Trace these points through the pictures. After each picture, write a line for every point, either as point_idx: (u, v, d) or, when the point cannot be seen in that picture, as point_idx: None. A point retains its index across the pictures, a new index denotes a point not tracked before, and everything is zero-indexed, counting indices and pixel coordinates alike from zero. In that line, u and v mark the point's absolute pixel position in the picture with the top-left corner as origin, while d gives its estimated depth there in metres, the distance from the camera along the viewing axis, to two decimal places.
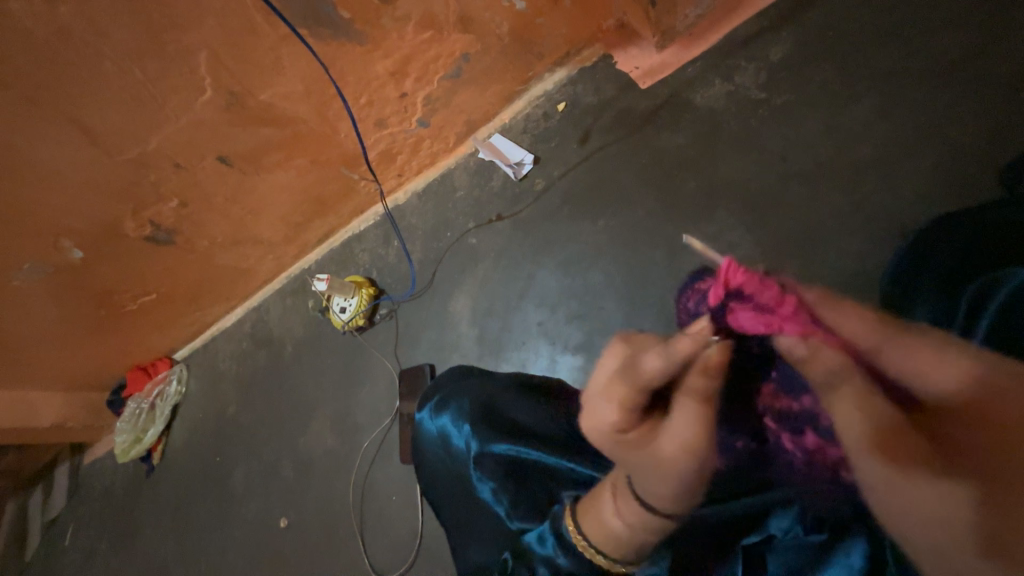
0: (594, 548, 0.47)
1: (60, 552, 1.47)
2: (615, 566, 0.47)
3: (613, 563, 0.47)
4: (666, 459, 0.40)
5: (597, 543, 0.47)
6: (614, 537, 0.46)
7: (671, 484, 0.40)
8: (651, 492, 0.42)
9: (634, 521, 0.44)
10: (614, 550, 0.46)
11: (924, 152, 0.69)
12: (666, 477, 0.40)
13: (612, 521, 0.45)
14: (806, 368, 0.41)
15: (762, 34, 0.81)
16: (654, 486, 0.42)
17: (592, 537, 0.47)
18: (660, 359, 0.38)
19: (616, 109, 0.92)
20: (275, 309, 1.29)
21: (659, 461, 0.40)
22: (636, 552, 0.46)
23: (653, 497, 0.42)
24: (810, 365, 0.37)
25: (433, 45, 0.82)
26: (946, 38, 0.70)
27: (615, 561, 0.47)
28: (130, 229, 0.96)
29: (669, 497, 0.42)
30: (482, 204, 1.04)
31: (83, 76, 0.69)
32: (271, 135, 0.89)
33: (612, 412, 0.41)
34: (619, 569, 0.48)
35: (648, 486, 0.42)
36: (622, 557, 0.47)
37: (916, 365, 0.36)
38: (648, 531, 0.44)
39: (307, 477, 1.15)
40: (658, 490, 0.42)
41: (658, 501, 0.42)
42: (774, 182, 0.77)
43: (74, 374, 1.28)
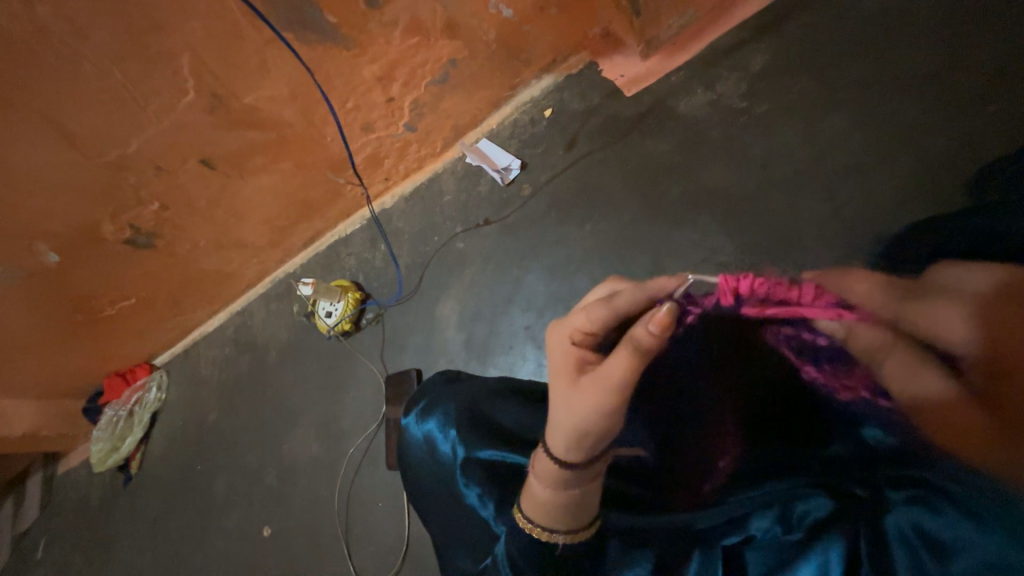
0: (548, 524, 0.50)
1: (31, 567, 1.41)
2: (552, 537, 0.50)
3: (551, 534, 0.50)
4: (587, 389, 0.47)
5: (537, 518, 0.50)
6: (543, 505, 0.50)
7: (586, 421, 0.47)
8: (562, 431, 0.47)
9: (549, 478, 0.49)
10: (551, 519, 0.50)
11: (898, 161, 0.71)
12: (582, 411, 0.47)
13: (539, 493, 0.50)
14: (863, 329, 0.49)
15: (743, 44, 0.83)
16: (567, 424, 0.47)
17: (532, 512, 0.51)
18: (633, 297, 0.49)
19: (602, 116, 0.93)
20: (259, 314, 1.27)
21: (581, 390, 0.47)
22: (567, 521, 0.50)
23: (560, 435, 0.48)
24: (857, 328, 0.49)
25: (420, 51, 0.82)
26: (917, 52, 0.73)
27: (552, 532, 0.50)
28: (109, 232, 0.94)
29: (578, 445, 0.47)
30: (469, 208, 1.05)
31: (61, 76, 0.68)
32: (256, 138, 0.88)
33: (577, 329, 0.51)
34: (556, 541, 0.50)
35: (562, 423, 0.48)
36: (557, 526, 0.50)
37: (928, 310, 0.48)
38: (563, 485, 0.49)
39: (290, 485, 1.13)
40: (570, 432, 0.47)
41: (564, 445, 0.48)
42: (756, 189, 0.79)
43: (49, 381, 1.24)
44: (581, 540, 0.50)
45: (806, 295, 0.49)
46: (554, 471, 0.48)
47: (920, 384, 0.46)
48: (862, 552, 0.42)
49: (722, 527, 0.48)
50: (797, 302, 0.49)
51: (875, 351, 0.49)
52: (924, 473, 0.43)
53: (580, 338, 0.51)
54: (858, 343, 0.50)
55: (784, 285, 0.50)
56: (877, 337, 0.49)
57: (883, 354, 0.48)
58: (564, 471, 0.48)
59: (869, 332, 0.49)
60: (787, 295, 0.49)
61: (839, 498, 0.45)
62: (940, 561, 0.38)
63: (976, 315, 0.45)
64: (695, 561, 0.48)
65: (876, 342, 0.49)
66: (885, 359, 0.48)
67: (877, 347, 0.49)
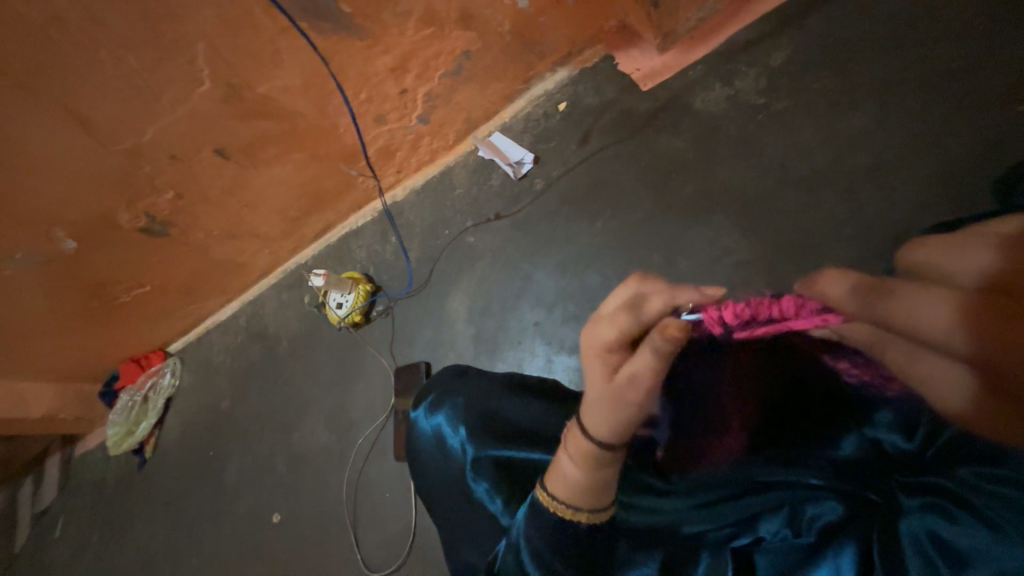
0: (571, 507, 0.50)
1: (50, 544, 1.46)
2: (577, 517, 0.49)
3: (575, 513, 0.50)
4: (617, 387, 0.46)
5: (561, 495, 0.50)
6: (573, 485, 0.49)
7: (630, 414, 0.46)
8: (593, 422, 0.48)
9: (579, 459, 0.49)
10: (576, 499, 0.49)
11: (923, 161, 0.69)
12: (614, 407, 0.47)
13: (566, 476, 0.50)
14: (855, 327, 0.48)
15: (764, 39, 0.82)
16: (598, 417, 0.47)
17: (558, 493, 0.50)
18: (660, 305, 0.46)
19: (616, 111, 0.92)
20: (271, 304, 1.28)
21: (610, 389, 0.47)
22: (593, 501, 0.49)
23: (591, 426, 0.48)
24: (849, 328, 0.49)
25: (434, 42, 0.82)
26: (944, 49, 0.70)
27: (577, 511, 0.49)
28: (125, 220, 0.96)
29: (611, 437, 0.47)
30: (481, 202, 1.04)
31: (77, 64, 0.68)
32: (270, 128, 0.88)
33: (602, 340, 0.48)
34: (580, 520, 0.49)
35: (593, 417, 0.48)
36: (583, 505, 0.50)
37: (908, 308, 0.38)
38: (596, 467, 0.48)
39: (300, 472, 1.15)
40: (606, 423, 0.47)
41: (596, 434, 0.48)
42: (773, 187, 0.78)
43: (66, 364, 1.27)
44: (599, 520, 0.50)
45: (787, 309, 0.50)
46: (585, 457, 0.48)
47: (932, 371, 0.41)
48: (874, 553, 0.42)
49: (732, 532, 0.50)
50: (780, 318, 0.50)
51: (869, 342, 0.48)
52: (948, 482, 0.42)
53: (613, 345, 0.47)
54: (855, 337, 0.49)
55: (764, 304, 0.51)
56: (869, 332, 0.47)
57: (880, 345, 0.47)
58: (599, 451, 0.48)
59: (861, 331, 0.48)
60: (772, 313, 0.51)
61: (853, 502, 0.46)
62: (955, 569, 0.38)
63: (961, 310, 0.35)
64: (704, 563, 0.49)
65: (868, 338, 0.48)
66: (884, 350, 0.46)
67: (871, 343, 0.48)
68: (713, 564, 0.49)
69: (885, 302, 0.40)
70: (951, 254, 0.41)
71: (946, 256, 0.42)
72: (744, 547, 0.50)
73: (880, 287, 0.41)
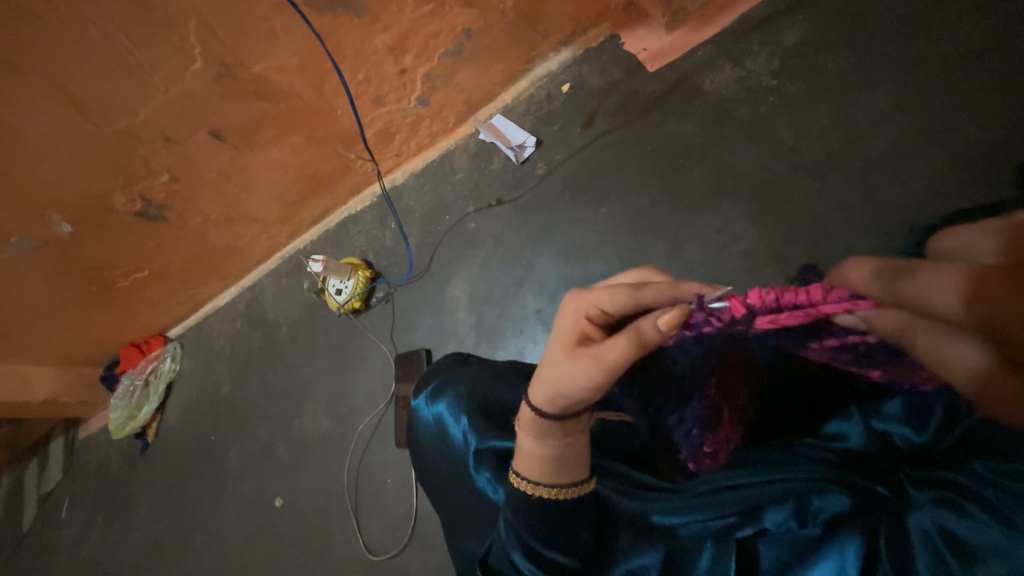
0: (533, 482, 0.52)
1: (56, 524, 1.48)
2: (537, 490, 0.51)
3: (536, 487, 0.51)
4: (578, 362, 0.46)
5: (524, 471, 0.53)
6: (529, 456, 0.52)
7: (572, 390, 0.47)
8: (543, 387, 0.49)
9: (532, 428, 0.52)
10: (532, 472, 0.52)
11: (938, 148, 0.67)
12: (566, 379, 0.47)
13: (524, 442, 0.53)
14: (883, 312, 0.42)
15: (776, 17, 0.78)
16: (548, 384, 0.48)
17: (523, 467, 0.53)
18: (663, 291, 0.45)
19: (622, 93, 0.89)
20: (270, 290, 1.27)
21: (573, 361, 0.47)
22: (549, 474, 0.51)
23: (541, 389, 0.49)
24: (875, 315, 0.42)
25: (435, 20, 0.79)
26: (966, 28, 0.67)
27: (537, 485, 0.51)
28: (121, 204, 0.94)
29: (556, 403, 0.49)
30: (482, 187, 1.02)
31: (64, 41, 0.65)
32: (265, 109, 0.86)
33: (594, 305, 0.48)
34: (540, 494, 0.51)
35: (545, 380, 0.49)
36: (539, 479, 0.52)
37: (925, 283, 0.38)
38: (540, 434, 0.51)
39: (301, 457, 1.16)
40: (552, 393, 0.49)
41: (541, 398, 0.50)
42: (783, 174, 0.76)
43: (67, 348, 1.27)
44: (567, 497, 0.51)
45: (814, 295, 0.45)
46: (534, 420, 0.51)
47: (957, 359, 0.38)
48: (881, 548, 0.41)
49: (737, 521, 0.47)
50: (808, 304, 0.45)
51: (899, 331, 0.41)
52: (959, 476, 0.42)
53: (596, 315, 0.48)
54: (880, 325, 0.42)
55: (789, 290, 0.46)
56: (898, 318, 0.41)
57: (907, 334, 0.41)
58: (539, 418, 0.51)
59: (890, 317, 0.41)
60: (797, 298, 0.45)
61: (858, 496, 0.44)
62: (965, 563, 0.37)
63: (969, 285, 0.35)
64: (707, 553, 0.47)
65: (898, 323, 0.41)
66: (915, 337, 0.40)
67: (899, 331, 0.41)
68: (715, 556, 0.47)
69: (904, 282, 0.39)
70: (982, 245, 0.42)
71: (977, 247, 0.43)
72: (747, 538, 0.47)
73: (893, 271, 0.41)
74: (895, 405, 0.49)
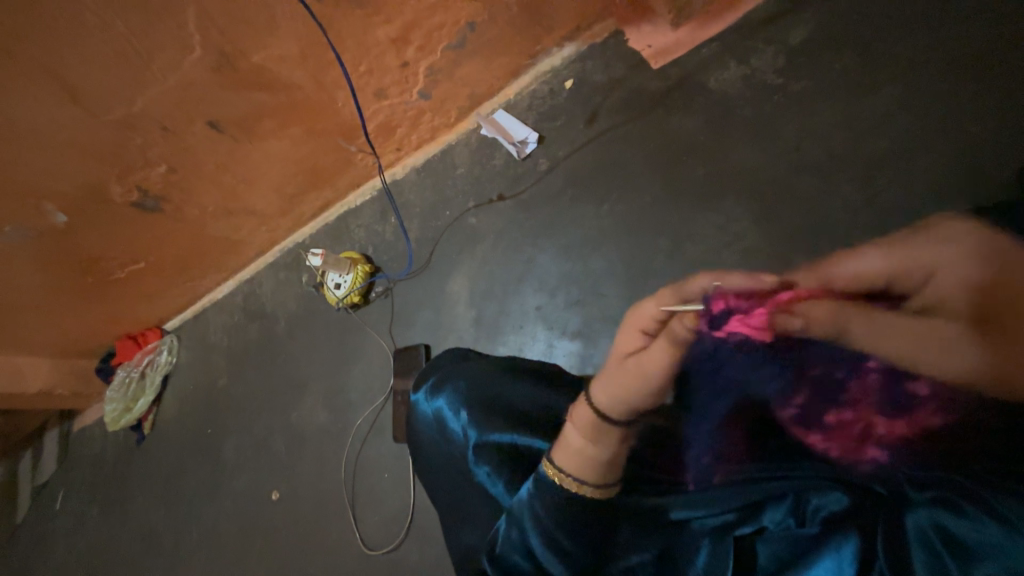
0: (579, 482, 0.51)
1: (51, 516, 1.48)
2: (583, 490, 0.51)
3: (582, 486, 0.51)
4: (633, 369, 0.50)
5: (569, 469, 0.51)
6: (578, 456, 0.51)
7: (631, 394, 0.50)
8: (604, 396, 0.51)
9: (587, 430, 0.51)
10: (582, 473, 0.51)
11: (941, 150, 0.67)
12: (625, 386, 0.50)
13: (577, 441, 0.52)
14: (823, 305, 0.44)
15: (781, 16, 0.78)
16: (609, 393, 0.51)
17: (564, 463, 0.52)
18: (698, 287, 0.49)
19: (626, 89, 0.89)
20: (268, 283, 1.26)
21: (628, 369, 0.50)
22: (599, 474, 0.51)
23: (602, 398, 0.51)
24: (813, 308, 0.44)
25: (438, 12, 0.78)
26: (973, 29, 0.67)
27: (584, 484, 0.51)
28: (118, 194, 0.93)
29: (618, 406, 0.50)
30: (483, 183, 1.02)
31: (60, 30, 0.64)
32: (266, 100, 0.85)
33: (648, 318, 0.50)
34: (587, 493, 0.51)
35: (606, 389, 0.51)
36: (590, 480, 0.51)
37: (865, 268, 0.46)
38: (601, 438, 0.51)
39: (299, 451, 1.15)
40: (614, 398, 0.51)
41: (604, 407, 0.51)
42: (786, 173, 0.76)
43: (62, 340, 1.26)
44: (608, 493, 0.51)
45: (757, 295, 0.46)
46: (592, 421, 0.51)
47: (949, 360, 0.40)
48: (877, 545, 0.41)
49: (736, 518, 0.48)
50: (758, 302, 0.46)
51: (911, 345, 0.42)
52: (965, 480, 0.40)
53: (653, 328, 0.51)
54: (893, 337, 0.43)
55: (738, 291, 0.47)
56: (909, 337, 0.42)
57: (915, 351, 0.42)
58: (601, 423, 0.51)
59: (895, 334, 0.42)
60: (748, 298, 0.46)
61: (855, 495, 0.44)
62: (963, 564, 0.37)
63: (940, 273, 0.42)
64: (704, 551, 0.48)
65: (912, 345, 0.42)
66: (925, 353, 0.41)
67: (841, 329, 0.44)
68: (711, 553, 0.47)
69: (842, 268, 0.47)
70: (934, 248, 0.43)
71: (925, 254, 0.44)
72: (746, 536, 0.48)
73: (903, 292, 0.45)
74: (871, 465, 0.46)
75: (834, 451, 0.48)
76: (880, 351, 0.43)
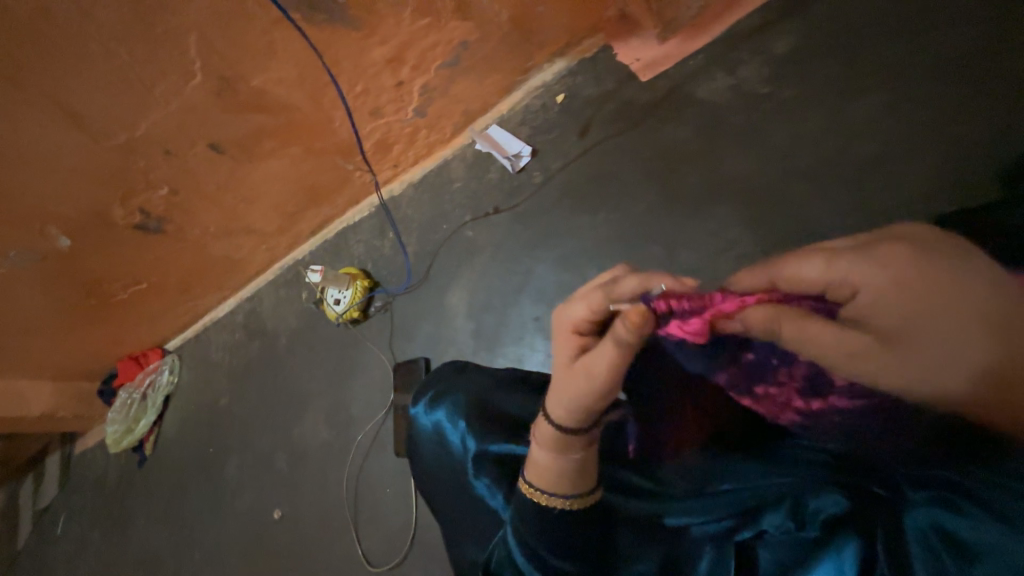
0: (545, 494, 0.51)
1: (52, 542, 1.46)
2: (549, 501, 0.51)
3: (547, 498, 0.51)
4: (576, 375, 0.48)
5: (537, 482, 0.52)
6: (543, 469, 0.51)
7: (577, 397, 0.48)
8: (557, 404, 0.50)
9: (548, 441, 0.51)
10: (545, 483, 0.51)
11: (927, 153, 0.69)
12: (570, 392, 0.48)
13: (552, 459, 0.51)
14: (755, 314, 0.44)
15: (765, 27, 0.80)
16: (561, 400, 0.49)
17: (533, 476, 0.52)
18: (631, 285, 0.47)
19: (617, 101, 0.91)
20: (269, 300, 1.27)
21: (570, 374, 0.49)
22: (563, 485, 0.51)
23: (557, 405, 0.50)
24: (748, 313, 0.45)
25: (431, 33, 0.80)
26: (952, 35, 0.69)
27: (549, 496, 0.51)
28: (120, 217, 0.94)
29: (573, 415, 0.49)
30: (480, 196, 1.03)
31: (65, 59, 0.66)
32: (265, 122, 0.87)
33: (577, 319, 0.49)
34: (552, 505, 0.51)
35: (557, 397, 0.50)
36: (569, 492, 0.51)
37: (810, 274, 0.43)
38: (567, 451, 0.51)
39: (300, 469, 1.15)
40: (567, 405, 0.49)
41: (561, 413, 0.50)
42: (776, 180, 0.77)
43: (64, 362, 1.27)
44: (576, 507, 0.51)
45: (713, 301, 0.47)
46: (556, 436, 0.50)
47: (902, 371, 0.37)
48: (878, 551, 0.41)
49: (734, 524, 0.48)
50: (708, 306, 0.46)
51: (846, 361, 0.39)
52: (952, 473, 0.40)
53: (584, 328, 0.49)
54: (826, 349, 0.40)
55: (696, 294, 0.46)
56: (846, 341, 0.39)
57: (854, 362, 0.39)
58: (563, 436, 0.50)
59: (826, 335, 0.40)
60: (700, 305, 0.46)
61: (853, 497, 0.45)
62: (962, 562, 0.36)
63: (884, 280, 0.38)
64: (707, 558, 0.49)
65: (840, 345, 0.39)
66: (864, 363, 0.38)
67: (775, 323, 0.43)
68: (714, 561, 0.48)
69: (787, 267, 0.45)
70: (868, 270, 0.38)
71: (864, 273, 0.39)
72: (747, 542, 0.48)
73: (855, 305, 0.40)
74: (795, 424, 0.50)
75: (762, 411, 0.53)
76: (812, 353, 0.42)
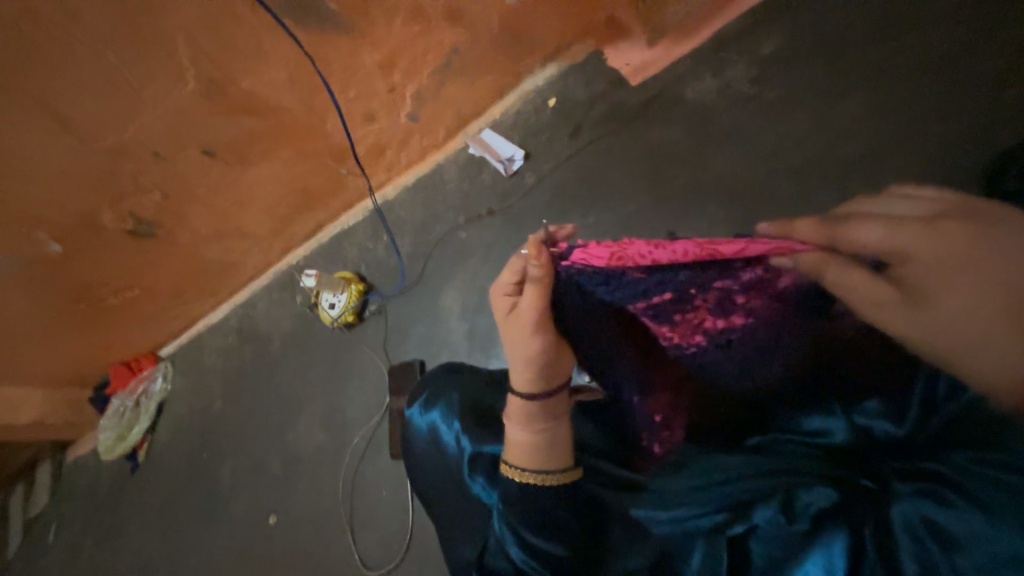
0: (520, 469, 0.55)
1: (44, 550, 1.44)
2: (522, 476, 0.55)
3: (522, 473, 0.55)
4: (517, 330, 0.55)
5: (512, 458, 0.56)
6: (516, 444, 0.56)
7: (527, 355, 0.54)
8: (519, 374, 0.55)
9: (519, 418, 0.56)
10: (519, 458, 0.56)
11: (912, 151, 0.70)
12: (522, 351, 0.55)
13: (524, 435, 0.55)
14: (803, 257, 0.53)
15: (753, 29, 0.81)
16: (520, 367, 0.55)
17: (511, 456, 0.56)
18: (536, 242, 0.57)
19: (608, 103, 0.91)
20: (262, 304, 1.27)
21: (512, 333, 0.55)
22: (537, 460, 0.55)
23: (520, 376, 0.55)
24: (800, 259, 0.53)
25: (422, 36, 0.80)
26: (933, 37, 0.71)
27: (523, 471, 0.55)
28: (110, 221, 0.94)
29: (536, 383, 0.55)
30: (473, 198, 1.03)
31: (53, 63, 0.66)
32: (255, 125, 0.87)
33: (506, 285, 0.57)
34: (528, 480, 0.54)
35: (517, 367, 0.55)
36: (554, 468, 0.54)
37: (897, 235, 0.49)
38: (536, 424, 0.55)
39: (295, 473, 1.14)
40: (525, 371, 0.55)
41: (524, 383, 0.55)
42: (764, 180, 0.78)
43: (55, 369, 1.25)
44: (551, 483, 0.54)
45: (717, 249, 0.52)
46: (524, 409, 0.55)
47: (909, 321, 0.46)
48: (867, 545, 0.41)
49: (726, 518, 0.48)
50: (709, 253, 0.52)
51: (871, 307, 0.49)
52: (938, 466, 0.43)
53: (512, 289, 0.57)
54: (855, 294, 0.50)
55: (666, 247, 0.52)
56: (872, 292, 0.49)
57: (878, 312, 0.48)
58: (529, 406, 0.55)
59: (854, 280, 0.50)
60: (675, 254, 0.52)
61: (843, 493, 0.46)
62: (950, 554, 0.38)
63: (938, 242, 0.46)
64: (698, 551, 0.49)
65: (864, 297, 0.49)
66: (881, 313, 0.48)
67: (817, 266, 0.53)
68: (705, 553, 0.48)
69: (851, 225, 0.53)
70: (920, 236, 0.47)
71: (923, 239, 0.47)
72: (738, 535, 0.48)
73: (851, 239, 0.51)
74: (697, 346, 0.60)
75: (675, 338, 0.60)
76: (842, 297, 0.51)
